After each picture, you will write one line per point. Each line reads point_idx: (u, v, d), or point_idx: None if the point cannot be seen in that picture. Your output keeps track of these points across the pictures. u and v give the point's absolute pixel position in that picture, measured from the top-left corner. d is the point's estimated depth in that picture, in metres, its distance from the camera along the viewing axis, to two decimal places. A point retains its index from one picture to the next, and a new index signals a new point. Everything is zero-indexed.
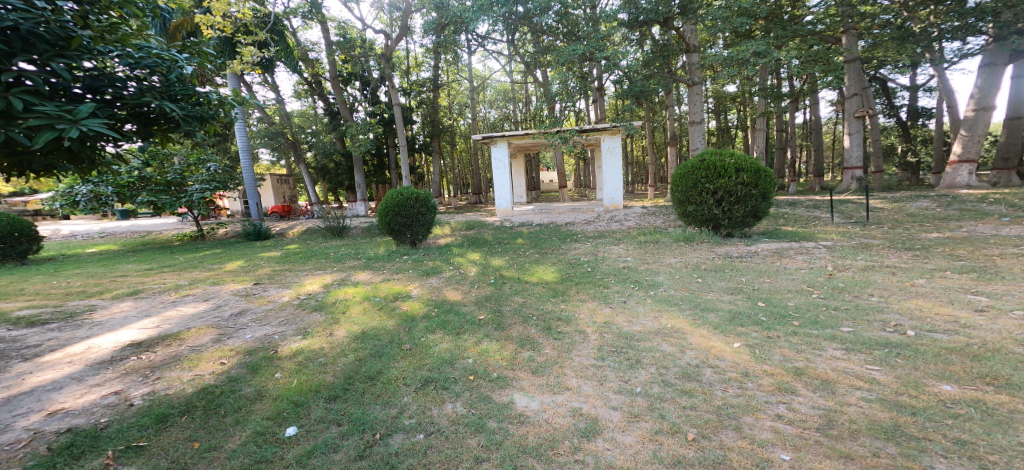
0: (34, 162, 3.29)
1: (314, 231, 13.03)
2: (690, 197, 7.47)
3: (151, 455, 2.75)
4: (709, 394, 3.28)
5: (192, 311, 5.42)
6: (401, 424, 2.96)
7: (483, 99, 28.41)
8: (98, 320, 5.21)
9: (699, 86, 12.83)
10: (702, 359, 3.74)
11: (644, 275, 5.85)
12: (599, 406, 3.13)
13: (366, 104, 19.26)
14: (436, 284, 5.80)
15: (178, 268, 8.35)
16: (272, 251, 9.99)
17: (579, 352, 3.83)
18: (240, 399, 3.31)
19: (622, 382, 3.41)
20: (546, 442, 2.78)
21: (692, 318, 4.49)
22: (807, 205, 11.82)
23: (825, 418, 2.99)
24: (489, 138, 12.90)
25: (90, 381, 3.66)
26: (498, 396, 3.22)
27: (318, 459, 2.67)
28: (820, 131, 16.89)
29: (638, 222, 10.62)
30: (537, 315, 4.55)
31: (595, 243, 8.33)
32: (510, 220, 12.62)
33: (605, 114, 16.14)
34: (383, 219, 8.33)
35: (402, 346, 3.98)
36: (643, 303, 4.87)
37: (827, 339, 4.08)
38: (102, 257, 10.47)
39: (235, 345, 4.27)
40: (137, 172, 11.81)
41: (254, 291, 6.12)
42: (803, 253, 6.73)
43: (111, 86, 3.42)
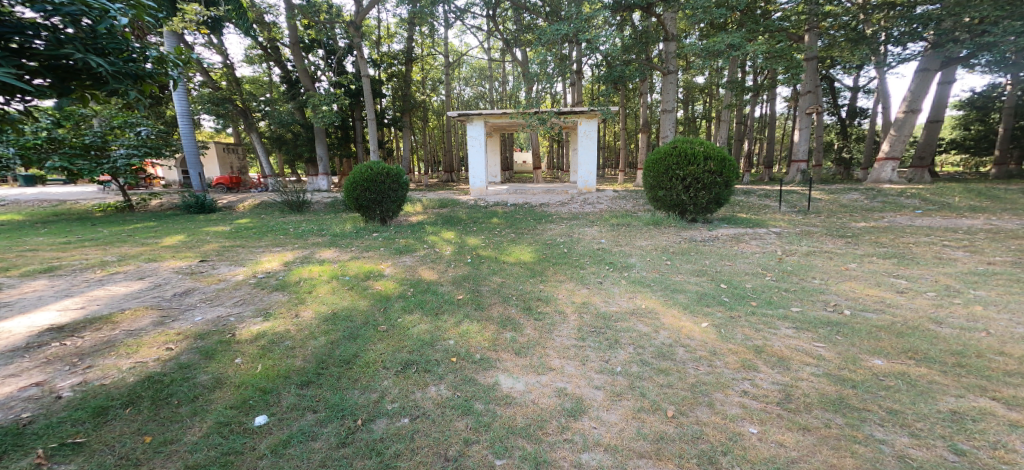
0: None
1: (267, 205, 12.14)
2: (661, 183, 7.67)
3: (93, 452, 2.45)
4: (684, 372, 3.43)
5: (126, 291, 4.87)
6: (383, 409, 2.83)
7: (457, 76, 27.49)
8: (6, 300, 4.54)
9: (673, 75, 13.03)
10: (674, 339, 3.89)
11: (617, 256, 5.98)
12: (583, 386, 3.17)
13: (330, 74, 17.96)
14: (409, 263, 5.60)
15: (108, 242, 7.49)
16: (219, 225, 9.21)
17: (559, 332, 3.84)
18: (195, 387, 3.02)
19: (603, 362, 3.47)
20: (534, 423, 2.78)
21: (664, 298, 4.65)
22: (760, 194, 12.61)
23: (784, 393, 3.21)
24: (465, 116, 12.51)
25: (3, 371, 3.19)
26: (483, 377, 3.16)
27: (295, 449, 2.51)
28: (773, 126, 17.85)
29: (610, 205, 10.81)
30: (516, 295, 4.53)
31: (569, 224, 8.39)
32: (484, 200, 12.43)
33: (582, 97, 16.12)
34: (350, 195, 7.91)
35: (378, 327, 3.80)
36: (618, 284, 4.98)
37: (780, 318, 4.38)
38: (9, 227, 9.16)
39: (182, 329, 3.88)
40: (46, 133, 10.30)
41: (200, 269, 5.60)
42: (756, 239, 7.17)
43: (20, 34, 2.89)
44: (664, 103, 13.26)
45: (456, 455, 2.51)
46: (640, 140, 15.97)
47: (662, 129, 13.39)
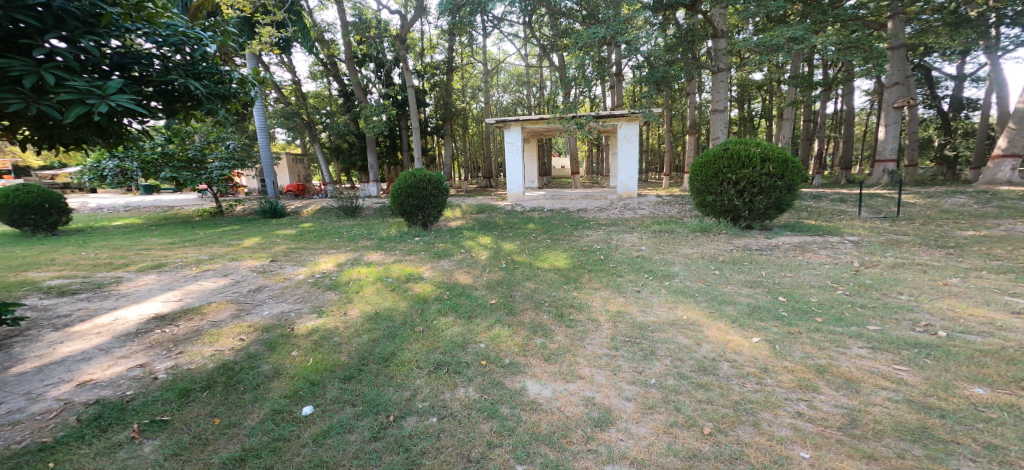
0: (64, 135, 3.23)
1: (327, 210, 13.10)
2: (709, 187, 7.25)
3: (174, 430, 2.81)
4: (726, 388, 3.23)
5: (213, 285, 5.53)
6: (414, 406, 2.96)
7: (496, 83, 27.49)
8: (125, 291, 5.37)
9: (723, 73, 11.97)
10: (719, 353, 3.68)
11: (656, 264, 5.75)
12: (612, 396, 3.10)
13: (380, 86, 18.98)
14: (447, 266, 5.80)
15: (196, 244, 8.48)
16: (287, 229, 10.10)
17: (591, 340, 3.79)
18: (258, 376, 3.36)
19: (636, 373, 3.36)
20: (558, 430, 2.77)
21: (710, 310, 4.40)
22: (834, 198, 11.45)
23: (848, 418, 2.92)
24: (502, 123, 12.61)
25: (117, 353, 3.75)
26: (511, 382, 3.20)
27: (333, 439, 2.70)
28: (853, 123, 16.18)
29: (652, 211, 10.40)
30: (549, 301, 4.53)
31: (607, 231, 8.20)
32: (522, 205, 12.47)
33: (621, 100, 15.62)
34: (394, 200, 8.28)
35: (415, 328, 3.98)
36: (658, 293, 4.79)
37: (852, 337, 3.97)
38: (126, 230, 10.65)
39: (252, 322, 4.33)
40: (161, 148, 11.90)
41: (271, 268, 6.21)
42: (827, 248, 6.56)
43: (138, 64, 3.32)
44: (714, 102, 12.36)
45: (478, 457, 2.57)
46: (688, 142, 15.12)
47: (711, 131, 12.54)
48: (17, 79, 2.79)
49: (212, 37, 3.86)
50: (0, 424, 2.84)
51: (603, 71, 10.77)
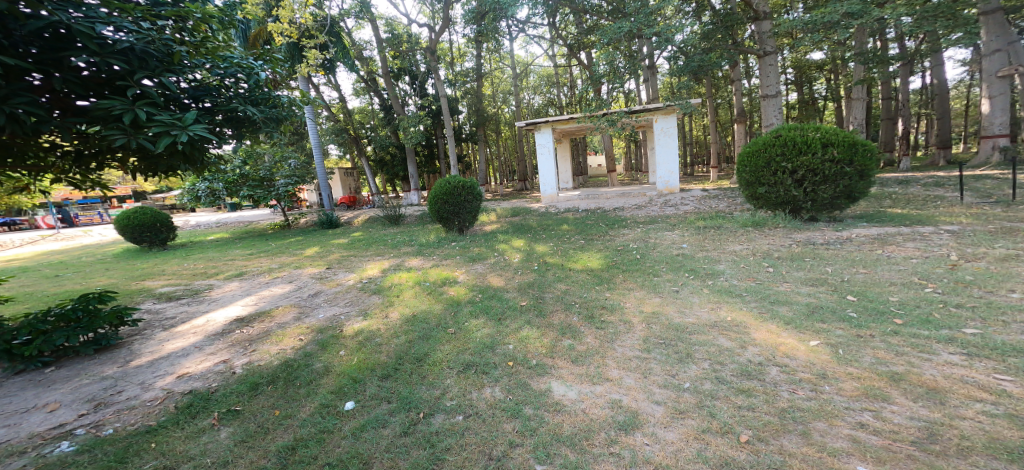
0: (161, 164, 3.26)
1: (375, 219, 13.86)
2: (761, 177, 6.73)
3: (245, 419, 2.82)
4: (773, 395, 2.98)
5: (281, 291, 6.09)
6: (442, 405, 2.97)
7: (526, 86, 26.50)
8: (214, 296, 6.02)
9: (773, 56, 10.59)
10: (767, 357, 3.41)
11: (697, 263, 5.44)
12: (641, 400, 2.99)
13: (416, 98, 19.72)
14: (482, 270, 5.92)
15: (268, 254, 9.37)
16: (341, 238, 10.90)
17: (622, 342, 3.69)
18: (311, 372, 3.38)
19: (669, 376, 3.22)
20: (581, 432, 2.71)
21: (759, 310, 4.10)
22: (925, 183, 10.04)
23: (926, 431, 2.56)
24: (533, 125, 12.51)
25: (207, 349, 3.91)
26: (537, 383, 3.19)
27: (369, 433, 2.70)
28: (945, 97, 14.14)
29: (697, 206, 9.79)
30: (580, 303, 4.48)
31: (645, 229, 7.85)
32: (556, 207, 12.30)
33: (657, 94, 14.56)
34: (432, 207, 8.57)
35: (447, 329, 4.10)
36: (699, 293, 4.54)
37: (942, 341, 3.43)
38: (216, 243, 12.02)
39: (310, 324, 4.54)
40: (238, 170, 13.42)
41: (327, 274, 6.75)
42: (916, 240, 5.75)
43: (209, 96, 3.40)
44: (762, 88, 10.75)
45: (500, 455, 2.55)
46: (736, 132, 13.54)
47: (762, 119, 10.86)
48: (117, 117, 2.83)
49: (262, 64, 3.93)
50: (119, 408, 2.95)
51: (634, 65, 10.02)
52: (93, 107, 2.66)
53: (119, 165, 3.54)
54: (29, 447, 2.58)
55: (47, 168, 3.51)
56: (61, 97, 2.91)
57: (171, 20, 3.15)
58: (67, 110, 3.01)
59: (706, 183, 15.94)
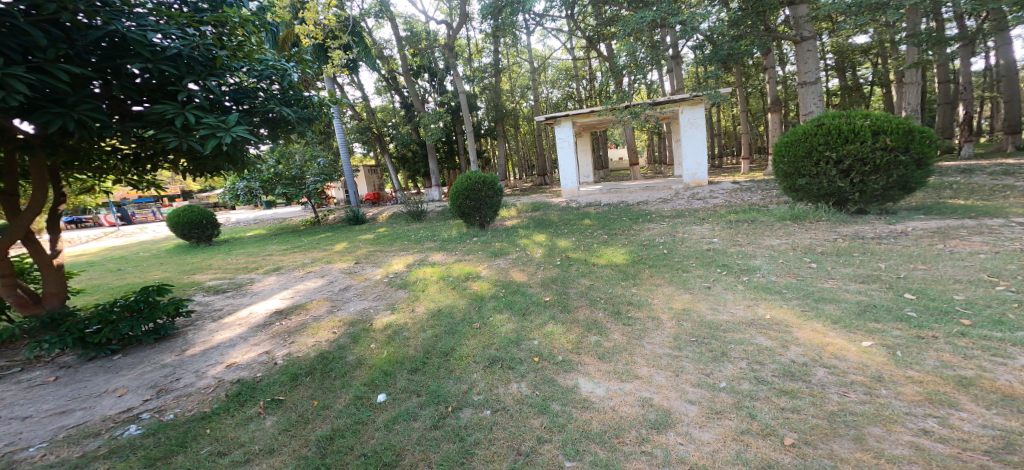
0: (208, 164, 3.40)
1: (398, 215, 14.00)
2: (801, 168, 6.40)
3: (287, 408, 2.76)
4: (821, 397, 2.75)
5: (315, 285, 6.04)
6: (470, 399, 2.84)
7: (544, 79, 25.26)
8: (255, 290, 6.05)
9: (811, 41, 9.83)
10: (812, 358, 3.17)
11: (729, 258, 5.17)
12: (673, 398, 2.81)
13: (435, 96, 19.89)
14: (504, 265, 5.84)
15: (302, 250, 9.62)
16: (367, 234, 11.10)
17: (652, 340, 3.51)
18: (345, 365, 3.26)
19: (703, 375, 3.02)
20: (610, 430, 2.55)
21: (803, 309, 3.86)
22: (992, 172, 9.16)
23: (1002, 441, 2.33)
24: (552, 119, 12.33)
25: (251, 340, 3.81)
26: (564, 379, 3.01)
27: (401, 426, 2.61)
28: (1013, 78, 12.93)
29: (726, 199, 9.30)
30: (606, 299, 4.31)
31: (672, 222, 7.50)
32: (577, 200, 12.01)
33: (684, 84, 13.74)
34: (454, 203, 8.64)
35: (473, 324, 3.91)
36: (733, 290, 4.31)
37: (1018, 344, 3.11)
38: (255, 240, 12.47)
39: (341, 317, 4.34)
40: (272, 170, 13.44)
41: (354, 269, 6.79)
42: (983, 234, 5.27)
43: (248, 98, 3.54)
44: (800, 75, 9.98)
45: (528, 451, 2.43)
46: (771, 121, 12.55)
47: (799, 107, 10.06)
48: (168, 121, 2.97)
49: (293, 65, 4.00)
50: (174, 396, 2.89)
51: (656, 54, 9.50)
52: (148, 111, 2.77)
53: (169, 164, 3.67)
54: (103, 429, 2.57)
55: (109, 170, 3.82)
56: (119, 103, 3.12)
57: (213, 27, 3.24)
58: (126, 116, 3.21)
59: (735, 174, 15.12)
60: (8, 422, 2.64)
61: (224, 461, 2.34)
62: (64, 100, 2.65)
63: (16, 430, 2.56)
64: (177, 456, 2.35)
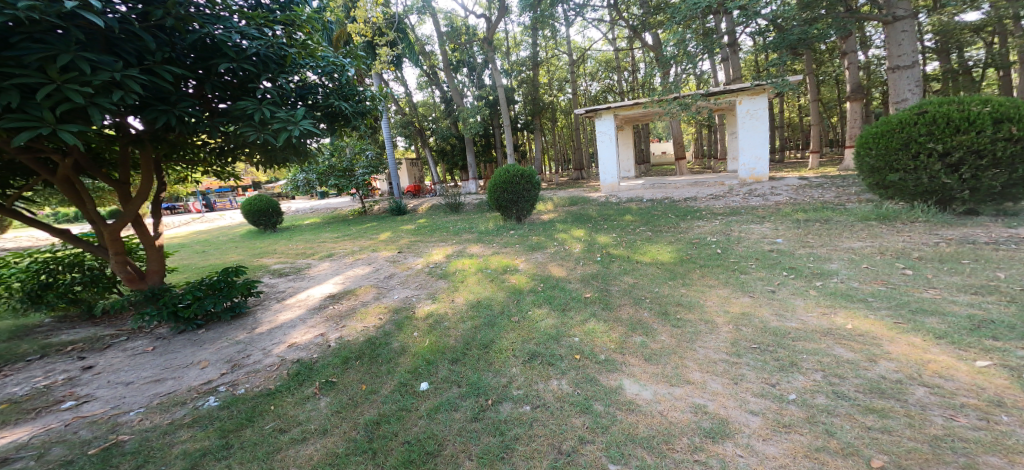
0: (278, 154, 3.34)
1: (437, 206, 12.88)
2: (894, 162, 5.65)
3: (339, 390, 2.60)
4: (921, 419, 2.13)
5: (363, 271, 5.35)
6: (510, 393, 2.49)
7: (584, 72, 22.59)
8: (313, 273, 5.45)
9: (905, 20, 7.91)
10: (908, 374, 2.46)
11: (798, 261, 4.28)
12: (731, 407, 2.28)
13: (474, 90, 17.70)
14: (542, 259, 5.06)
15: (352, 237, 8.57)
16: (407, 223, 10.43)
17: (704, 343, 2.87)
18: (391, 351, 3.00)
19: (767, 384, 2.43)
20: (659, 435, 2.13)
21: (893, 320, 3.03)
22: None
23: None
24: (592, 111, 10.92)
25: (309, 321, 3.65)
26: (606, 379, 2.55)
27: (442, 415, 2.35)
28: None
29: (792, 197, 8.02)
30: (651, 298, 3.61)
31: (726, 221, 6.50)
32: (615, 197, 10.52)
33: (740, 74, 11.58)
34: (490, 196, 7.71)
35: (512, 317, 3.41)
36: (804, 295, 3.49)
37: None
38: (311, 226, 12.25)
39: (387, 303, 3.98)
40: (327, 161, 12.57)
41: (398, 258, 5.95)
42: None
43: (311, 94, 3.24)
44: (890, 58, 8.28)
45: (569, 450, 2.09)
46: (848, 111, 11.22)
47: (888, 96, 8.41)
48: (249, 116, 2.76)
49: (349, 61, 3.66)
50: (243, 372, 2.86)
51: (709, 42, 8.67)
52: (231, 107, 2.62)
53: (246, 158, 3.76)
54: (188, 398, 2.60)
55: (199, 162, 3.98)
56: (207, 100, 2.92)
57: (284, 26, 3.02)
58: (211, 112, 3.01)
59: (799, 170, 13.00)
60: (112, 386, 2.77)
61: (284, 439, 2.21)
62: (168, 98, 2.56)
63: (118, 395, 2.66)
64: (246, 430, 2.27)
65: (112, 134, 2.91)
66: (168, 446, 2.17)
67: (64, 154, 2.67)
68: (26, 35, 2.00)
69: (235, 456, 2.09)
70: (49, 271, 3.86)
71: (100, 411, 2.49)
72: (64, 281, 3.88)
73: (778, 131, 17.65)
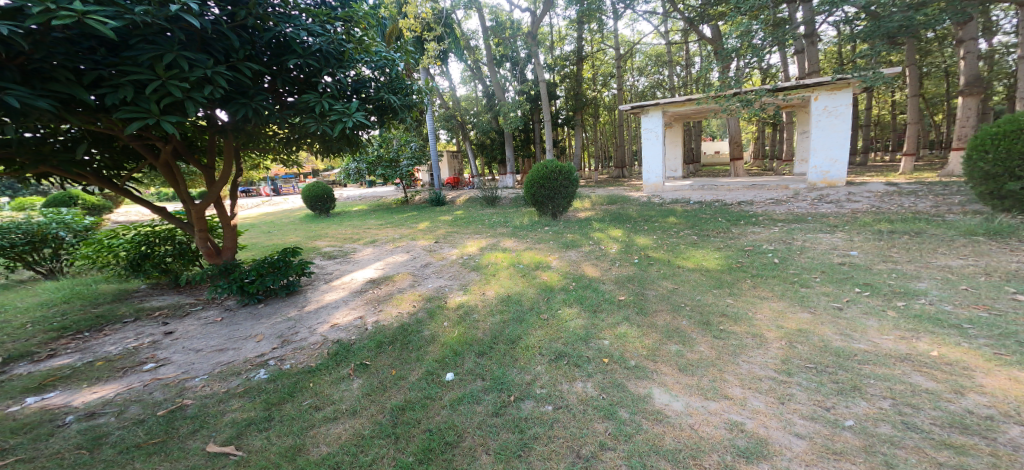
0: (332, 144, 3.61)
1: (474, 199, 12.91)
2: (1017, 167, 4.80)
3: (372, 373, 2.75)
4: (1020, 465, 1.77)
5: (402, 258, 5.59)
6: (533, 391, 2.45)
7: (630, 67, 21.34)
8: (357, 258, 5.80)
9: None
10: (1007, 412, 2.06)
11: (876, 278, 3.74)
12: (774, 429, 2.05)
13: (514, 84, 17.12)
14: (576, 257, 4.94)
15: (393, 225, 8.88)
16: (443, 213, 10.57)
17: (749, 358, 2.63)
18: (421, 339, 3.11)
19: (821, 408, 2.16)
20: (686, 449, 1.97)
21: (995, 350, 2.55)
22: None
23: None
24: (638, 108, 10.25)
25: (350, 304, 3.89)
26: (635, 386, 2.42)
27: (463, 407, 2.37)
28: None
29: (875, 204, 7.01)
30: (691, 306, 3.37)
31: (787, 229, 5.85)
32: (660, 197, 9.86)
33: (818, 67, 10.40)
34: (527, 191, 7.61)
35: (541, 315, 3.38)
36: (880, 316, 3.05)
37: None
38: (359, 212, 12.85)
39: (421, 291, 4.12)
40: (376, 152, 12.81)
41: (435, 247, 6.14)
42: None
43: (365, 87, 3.43)
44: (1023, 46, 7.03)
45: (588, 455, 1.99)
46: (958, 108, 9.60)
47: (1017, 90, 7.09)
48: (310, 109, 3.02)
49: (399, 55, 3.81)
50: (289, 348, 3.13)
51: (779, 33, 7.90)
52: (295, 101, 2.88)
53: (306, 147, 4.09)
54: (242, 369, 2.90)
55: (267, 149, 4.37)
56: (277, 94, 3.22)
57: (343, 22, 3.22)
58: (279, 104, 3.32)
59: (888, 173, 11.26)
60: (185, 352, 3.17)
61: (318, 416, 2.38)
62: (245, 93, 2.87)
63: (188, 361, 3.04)
64: (287, 405, 2.49)
65: (200, 125, 3.31)
66: (220, 414, 2.45)
67: (162, 144, 3.10)
68: (141, 38, 2.32)
69: (275, 428, 2.30)
70: (148, 243, 4.49)
71: (173, 374, 2.87)
72: (159, 253, 4.50)
73: (861, 130, 15.40)
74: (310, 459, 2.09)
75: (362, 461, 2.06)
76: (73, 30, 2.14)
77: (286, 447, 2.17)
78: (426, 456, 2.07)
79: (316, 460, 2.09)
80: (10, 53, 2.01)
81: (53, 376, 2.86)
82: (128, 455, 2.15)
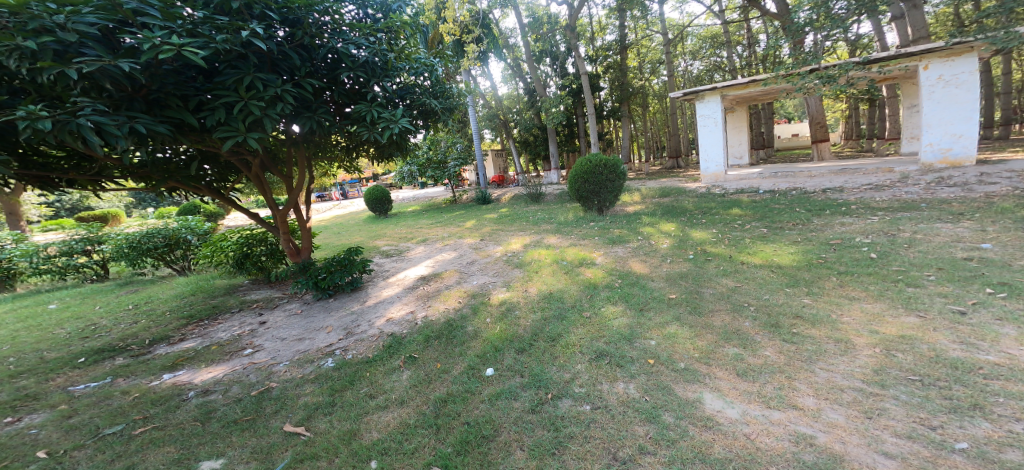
0: (384, 148, 3.92)
1: (519, 196, 12.87)
2: None
3: (420, 365, 2.86)
4: None
5: (450, 256, 5.78)
6: (571, 390, 2.33)
7: (682, 51, 19.85)
8: (411, 256, 6.11)
9: None
10: None
11: (1018, 276, 2.94)
12: (861, 450, 1.70)
13: (554, 79, 16.88)
14: (623, 254, 4.66)
15: (444, 224, 9.23)
16: (490, 211, 10.72)
17: (831, 366, 2.22)
18: (465, 334, 3.16)
19: (928, 429, 1.75)
20: (739, 461, 1.73)
21: None
22: None
23: None
24: (693, 93, 9.32)
25: (404, 299, 4.12)
26: (683, 389, 2.18)
27: (501, 402, 2.34)
28: None
29: (1016, 186, 5.59)
30: (758, 306, 2.96)
31: (892, 218, 4.85)
32: (720, 187, 8.86)
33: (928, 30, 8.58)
34: (572, 186, 7.41)
35: (583, 312, 3.23)
36: (1021, 322, 2.39)
37: None
38: (414, 213, 13.55)
39: (465, 287, 4.22)
40: (425, 154, 13.45)
41: (481, 245, 6.25)
42: None
43: (411, 94, 3.70)
44: None
45: (626, 458, 1.83)
46: None
47: None
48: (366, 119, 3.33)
49: (439, 60, 4.03)
50: (351, 340, 3.39)
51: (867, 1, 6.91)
52: (351, 112, 3.20)
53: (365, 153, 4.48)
54: (314, 357, 3.21)
55: (334, 158, 4.84)
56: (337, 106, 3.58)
57: (384, 33, 3.50)
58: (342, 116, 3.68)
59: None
60: (274, 340, 3.61)
61: (371, 404, 2.53)
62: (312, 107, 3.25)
63: (276, 348, 3.45)
64: (347, 392, 2.68)
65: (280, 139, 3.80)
66: (297, 397, 2.73)
67: (254, 157, 3.64)
68: (227, 63, 2.80)
69: (336, 413, 2.49)
70: (248, 244, 5.23)
71: (264, 360, 3.28)
72: (256, 253, 5.23)
73: (1001, 99, 12.09)
74: (362, 443, 2.21)
75: (405, 448, 2.13)
76: (178, 62, 2.68)
77: (343, 431, 2.32)
78: (463, 448, 2.07)
79: (367, 444, 2.21)
80: (136, 86, 2.57)
81: (182, 357, 3.45)
82: (225, 428, 2.48)
